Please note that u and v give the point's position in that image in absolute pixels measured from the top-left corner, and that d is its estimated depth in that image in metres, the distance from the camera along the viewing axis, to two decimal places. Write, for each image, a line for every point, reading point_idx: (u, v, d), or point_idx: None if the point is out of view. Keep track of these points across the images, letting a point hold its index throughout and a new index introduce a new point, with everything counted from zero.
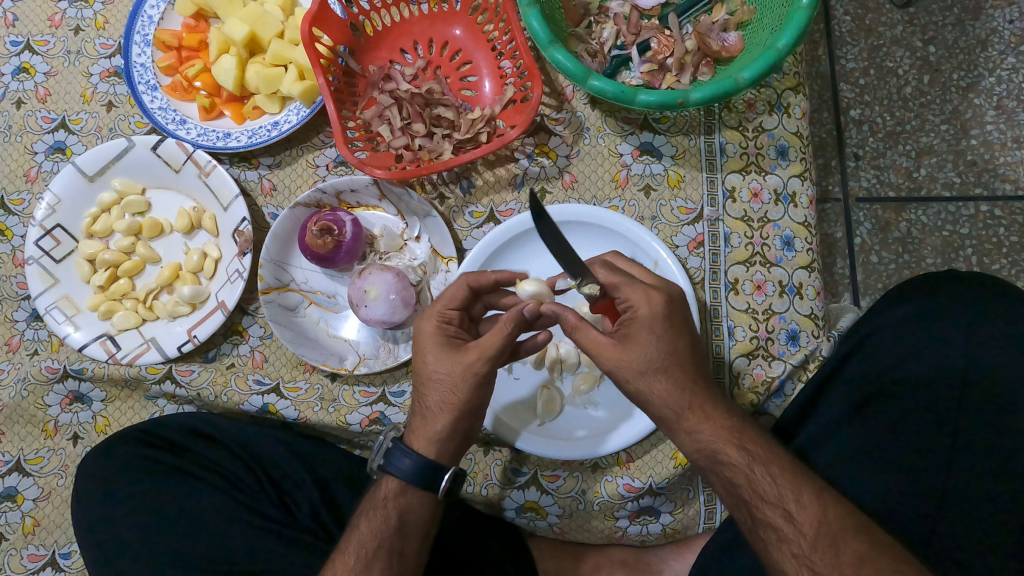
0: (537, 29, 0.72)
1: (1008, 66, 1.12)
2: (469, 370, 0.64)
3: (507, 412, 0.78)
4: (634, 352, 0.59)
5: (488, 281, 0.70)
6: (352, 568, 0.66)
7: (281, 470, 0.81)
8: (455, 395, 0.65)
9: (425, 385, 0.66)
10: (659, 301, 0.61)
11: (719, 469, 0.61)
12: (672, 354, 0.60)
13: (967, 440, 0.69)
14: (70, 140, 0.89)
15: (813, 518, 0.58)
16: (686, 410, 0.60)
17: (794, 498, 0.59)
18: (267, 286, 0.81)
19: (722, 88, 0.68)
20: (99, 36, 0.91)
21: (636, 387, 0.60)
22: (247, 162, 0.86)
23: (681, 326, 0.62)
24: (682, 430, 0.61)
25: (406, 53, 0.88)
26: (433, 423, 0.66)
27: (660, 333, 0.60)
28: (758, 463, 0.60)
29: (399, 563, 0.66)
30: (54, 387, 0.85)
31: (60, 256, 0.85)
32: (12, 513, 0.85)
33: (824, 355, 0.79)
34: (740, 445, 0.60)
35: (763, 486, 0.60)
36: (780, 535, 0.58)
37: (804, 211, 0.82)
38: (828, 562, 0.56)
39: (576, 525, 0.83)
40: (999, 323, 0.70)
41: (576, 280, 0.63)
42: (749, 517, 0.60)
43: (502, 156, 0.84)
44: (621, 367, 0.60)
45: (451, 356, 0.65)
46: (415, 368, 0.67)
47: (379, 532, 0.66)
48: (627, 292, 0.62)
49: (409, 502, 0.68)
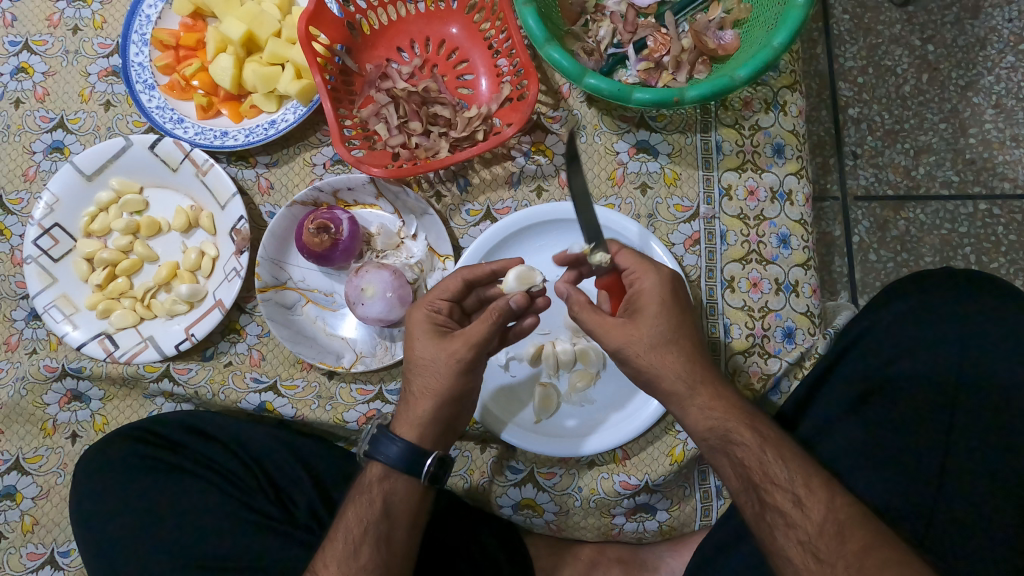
0: (534, 27, 0.72)
1: (1007, 64, 1.11)
2: (452, 357, 0.65)
3: (495, 403, 0.78)
4: (644, 327, 0.61)
5: (484, 270, 0.70)
6: (340, 554, 0.66)
7: (278, 467, 0.81)
8: (437, 382, 0.65)
9: (410, 371, 0.67)
10: (665, 279, 0.63)
11: (730, 449, 0.61)
12: (680, 326, 0.62)
13: (964, 437, 0.69)
14: (69, 139, 0.90)
15: (821, 504, 0.58)
16: (698, 385, 0.62)
17: (804, 483, 0.59)
18: (264, 285, 0.81)
19: (718, 86, 0.69)
20: (97, 36, 0.91)
21: (648, 361, 0.61)
22: (245, 161, 0.87)
23: (685, 301, 0.64)
24: (695, 407, 0.62)
25: (403, 51, 0.89)
26: (416, 409, 0.67)
27: (666, 306, 0.62)
28: (768, 445, 0.61)
29: (387, 548, 0.66)
30: (52, 386, 0.86)
31: (58, 255, 0.85)
32: (11, 512, 0.85)
33: (821, 353, 0.79)
34: (752, 427, 0.61)
35: (773, 469, 0.60)
36: (788, 519, 0.58)
37: (801, 209, 0.82)
38: (834, 548, 0.55)
39: (573, 523, 0.82)
40: (994, 321, 0.70)
41: (590, 244, 0.64)
42: (757, 501, 0.60)
43: (499, 154, 0.84)
44: (632, 342, 0.61)
45: (437, 342, 0.66)
46: (405, 356, 0.68)
47: (364, 517, 0.66)
48: (636, 269, 0.64)
49: (394, 486, 0.68)
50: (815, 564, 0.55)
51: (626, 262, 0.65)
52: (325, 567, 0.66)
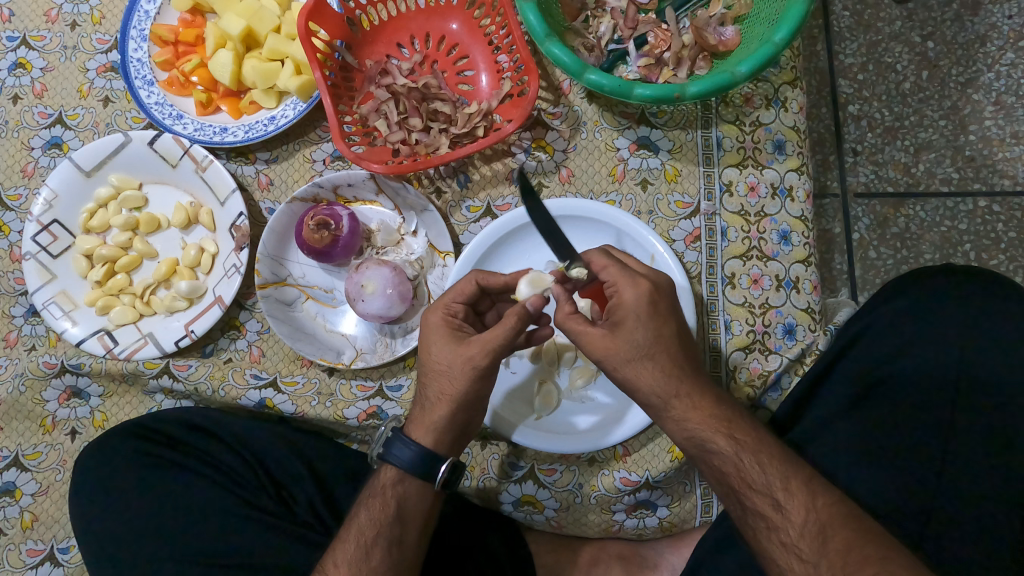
0: (534, 23, 0.72)
1: (1008, 61, 1.11)
2: (467, 362, 0.64)
3: (505, 406, 0.78)
4: (621, 341, 0.61)
5: (499, 278, 0.69)
6: (353, 557, 0.66)
7: (279, 464, 0.81)
8: (453, 387, 0.65)
9: (427, 375, 0.67)
10: (645, 290, 0.62)
11: (708, 457, 0.61)
12: (660, 338, 0.61)
13: (963, 434, 0.69)
14: (67, 135, 0.89)
15: (801, 506, 0.58)
16: (673, 399, 0.61)
17: (783, 486, 0.59)
18: (264, 281, 0.81)
19: (717, 82, 0.68)
20: (96, 32, 0.90)
21: (624, 375, 0.61)
22: (244, 157, 0.86)
23: (668, 311, 0.62)
24: (671, 418, 0.62)
25: (403, 47, 0.88)
26: (431, 413, 0.67)
27: (646, 318, 0.61)
28: (746, 450, 0.60)
29: (399, 552, 0.67)
30: (52, 382, 0.86)
31: (58, 251, 0.85)
32: (11, 508, 0.85)
33: (822, 350, 0.79)
34: (729, 433, 0.61)
35: (752, 475, 0.60)
36: (769, 523, 0.59)
37: (801, 206, 0.82)
38: (816, 548, 0.56)
39: (573, 519, 0.83)
40: (994, 319, 0.70)
41: (565, 262, 0.67)
42: (739, 506, 0.61)
43: (500, 150, 0.84)
44: (611, 356, 0.61)
45: (452, 347, 0.65)
46: (421, 360, 0.68)
47: (378, 520, 0.66)
48: (616, 279, 0.63)
49: (406, 491, 0.68)
50: (799, 565, 0.56)
51: (607, 274, 0.64)
52: (336, 568, 0.66)
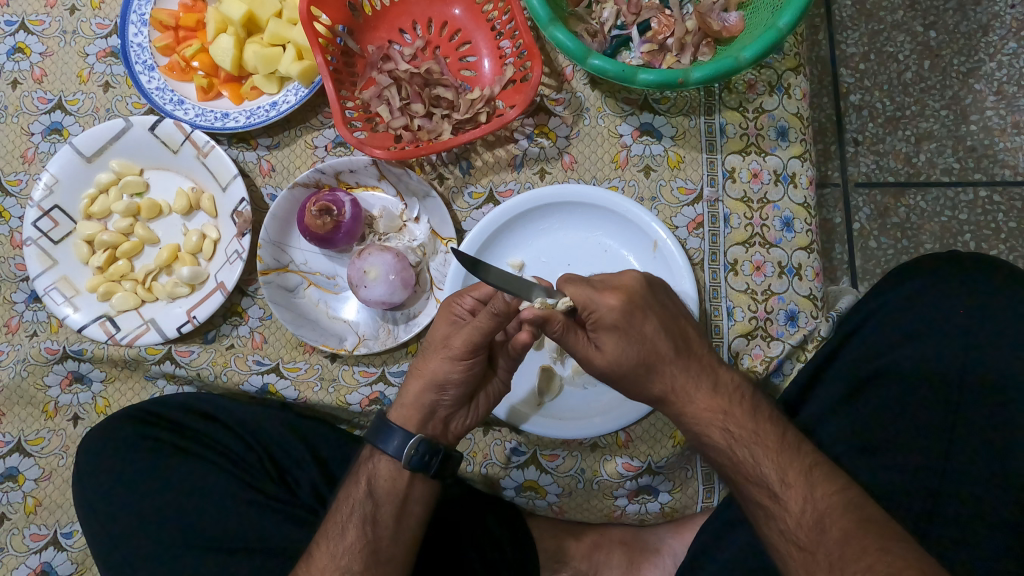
0: (537, 8, 0.71)
1: (1009, 51, 1.11)
2: (443, 340, 0.67)
3: (523, 401, 0.78)
4: (611, 355, 0.62)
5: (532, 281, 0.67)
6: (331, 535, 0.69)
7: (283, 449, 0.81)
8: (427, 364, 0.68)
9: (422, 355, 0.69)
10: (618, 302, 0.60)
11: (705, 448, 0.66)
12: (643, 345, 0.62)
13: (962, 427, 0.69)
14: (67, 121, 0.89)
15: (798, 496, 0.60)
16: (672, 395, 0.65)
17: (779, 479, 0.61)
18: (266, 268, 0.81)
19: (721, 68, 0.68)
20: (95, 16, 0.90)
21: (626, 383, 0.65)
22: (246, 143, 0.86)
23: (644, 313, 0.62)
24: (672, 411, 0.66)
25: (405, 33, 0.88)
26: (403, 388, 0.70)
27: (623, 330, 0.61)
28: (740, 444, 0.63)
29: (374, 530, 0.68)
30: (53, 368, 0.85)
31: (58, 238, 0.84)
32: (14, 493, 0.85)
33: (823, 336, 0.79)
34: (723, 425, 0.64)
35: (747, 468, 0.63)
36: (767, 512, 0.61)
37: (804, 192, 0.81)
38: (814, 537, 0.58)
39: (576, 504, 0.83)
40: (997, 310, 0.70)
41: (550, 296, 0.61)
42: (739, 494, 0.64)
43: (502, 136, 0.84)
44: (609, 371, 0.63)
45: (440, 327, 0.67)
46: (427, 340, 0.70)
47: (353, 498, 0.70)
48: (586, 303, 0.60)
49: (376, 468, 0.70)
50: (797, 553, 0.59)
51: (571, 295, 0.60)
52: (319, 548, 0.69)
